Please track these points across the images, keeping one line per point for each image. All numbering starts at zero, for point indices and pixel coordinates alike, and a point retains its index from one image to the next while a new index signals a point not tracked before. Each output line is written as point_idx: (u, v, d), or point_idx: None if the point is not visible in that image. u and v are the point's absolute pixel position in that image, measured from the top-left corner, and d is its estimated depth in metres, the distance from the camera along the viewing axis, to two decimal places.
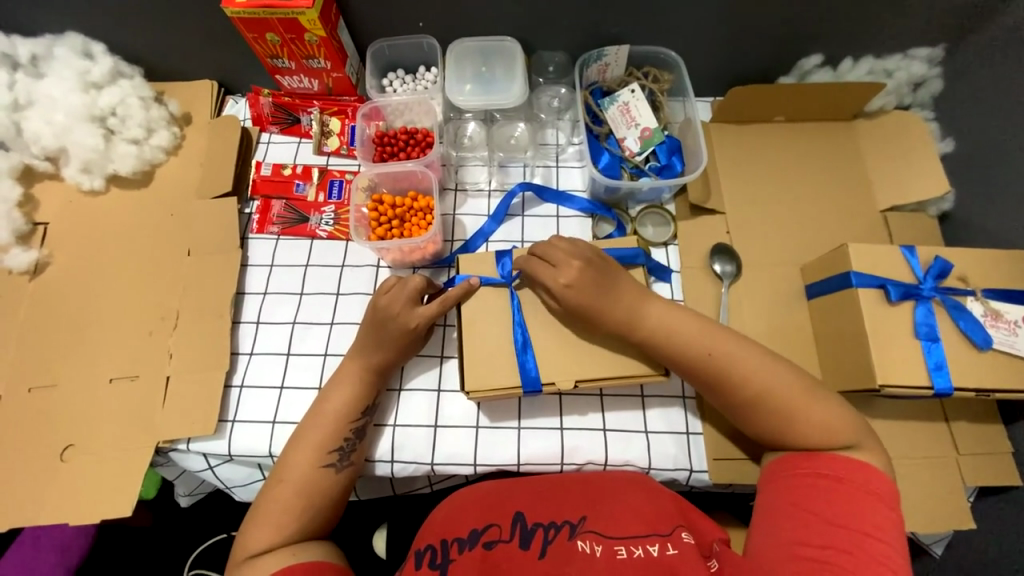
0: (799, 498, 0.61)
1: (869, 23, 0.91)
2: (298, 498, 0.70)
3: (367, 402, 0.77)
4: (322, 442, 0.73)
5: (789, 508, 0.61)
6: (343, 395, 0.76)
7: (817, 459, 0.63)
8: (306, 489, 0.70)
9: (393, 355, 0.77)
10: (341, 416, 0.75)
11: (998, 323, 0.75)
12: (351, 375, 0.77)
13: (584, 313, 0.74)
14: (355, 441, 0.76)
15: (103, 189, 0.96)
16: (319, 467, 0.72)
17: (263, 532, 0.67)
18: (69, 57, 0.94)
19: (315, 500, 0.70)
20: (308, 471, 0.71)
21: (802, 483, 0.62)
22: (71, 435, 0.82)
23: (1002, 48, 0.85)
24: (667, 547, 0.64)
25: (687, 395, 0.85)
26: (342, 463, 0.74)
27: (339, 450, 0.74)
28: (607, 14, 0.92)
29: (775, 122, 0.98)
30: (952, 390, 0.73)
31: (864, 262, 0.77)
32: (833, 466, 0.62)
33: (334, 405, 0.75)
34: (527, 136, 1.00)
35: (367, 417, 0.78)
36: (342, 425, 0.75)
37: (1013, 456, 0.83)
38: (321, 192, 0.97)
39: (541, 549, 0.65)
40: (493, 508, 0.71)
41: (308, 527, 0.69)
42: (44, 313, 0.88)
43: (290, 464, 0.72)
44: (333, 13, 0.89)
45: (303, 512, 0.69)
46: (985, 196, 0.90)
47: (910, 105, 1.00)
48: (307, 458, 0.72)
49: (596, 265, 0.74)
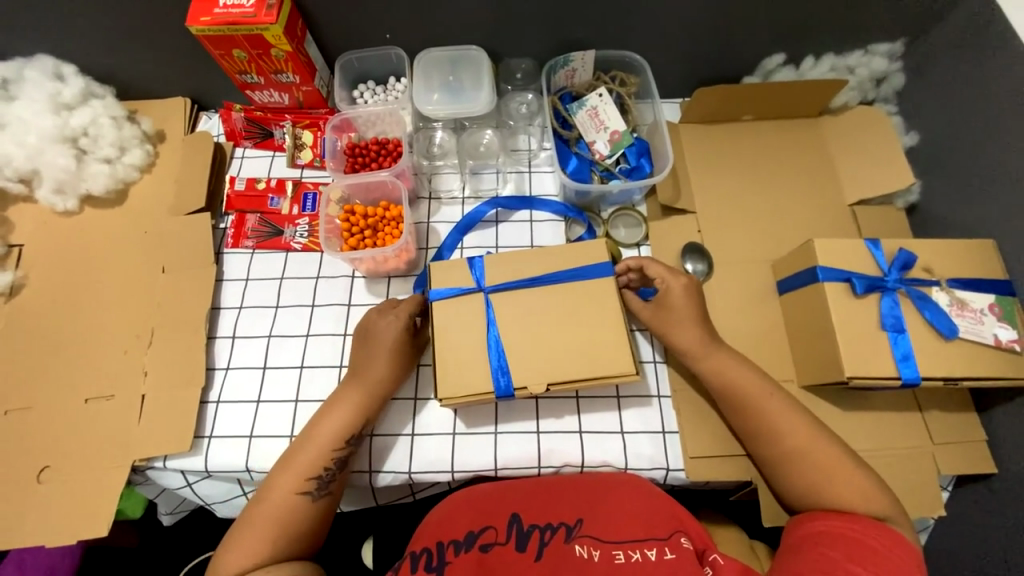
0: (824, 540, 0.62)
1: (828, 22, 0.93)
2: (274, 528, 0.69)
3: (354, 428, 0.76)
4: (303, 469, 0.73)
5: (814, 546, 0.63)
6: (332, 423, 0.76)
7: (846, 516, 0.64)
8: (282, 521, 0.70)
9: (382, 365, 0.78)
10: (324, 444, 0.74)
11: (964, 312, 0.76)
12: (348, 400, 0.77)
13: (682, 326, 0.79)
14: (335, 472, 0.75)
15: (77, 209, 0.96)
16: (297, 494, 0.72)
17: (241, 554, 0.67)
18: (39, 80, 0.94)
19: (291, 533, 0.70)
20: (287, 499, 0.71)
21: (832, 529, 0.63)
22: (48, 456, 0.81)
23: (959, 41, 0.87)
24: (665, 552, 0.66)
25: (662, 394, 0.86)
26: (319, 492, 0.73)
27: (317, 479, 0.73)
28: (570, 20, 0.93)
29: (743, 121, 1.00)
30: (920, 379, 0.74)
31: (830, 256, 0.78)
32: (859, 522, 0.63)
33: (322, 432, 0.75)
34: (497, 142, 1.01)
35: (353, 448, 0.76)
36: (325, 454, 0.74)
37: (987, 443, 0.84)
38: (295, 205, 0.98)
39: (537, 551, 0.67)
40: (489, 510, 0.73)
41: (281, 552, 0.68)
42: (19, 336, 0.88)
43: (269, 496, 0.71)
44: (299, 27, 0.90)
45: (275, 541, 0.68)
46: (949, 188, 0.91)
47: (873, 100, 1.02)
48: (285, 488, 0.72)
49: (683, 306, 0.79)
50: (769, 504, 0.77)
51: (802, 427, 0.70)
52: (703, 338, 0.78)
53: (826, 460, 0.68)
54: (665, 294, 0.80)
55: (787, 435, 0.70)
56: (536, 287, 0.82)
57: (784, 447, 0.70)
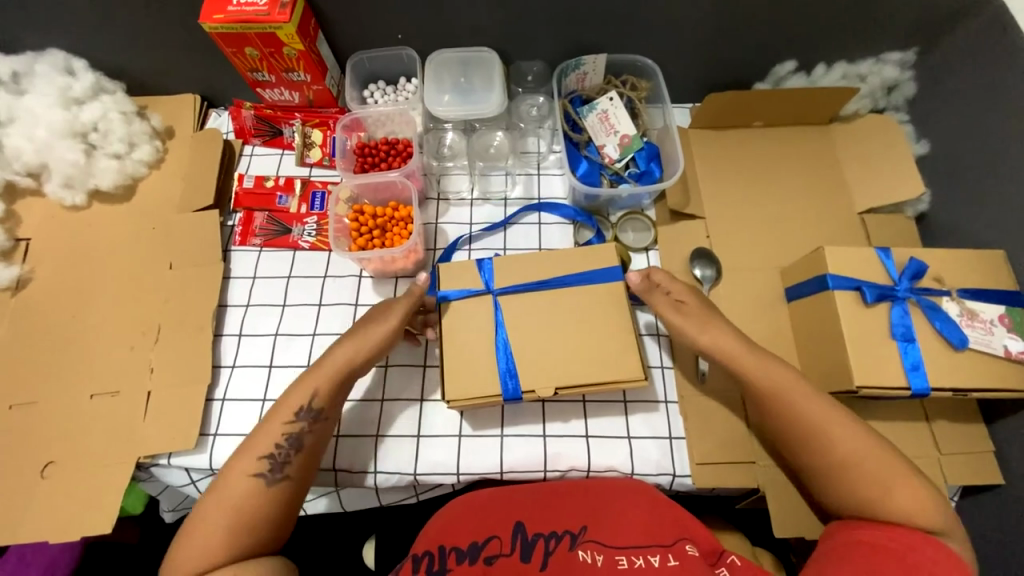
0: (862, 550, 0.58)
1: (841, 29, 0.92)
2: (227, 518, 0.64)
3: (302, 401, 0.72)
4: (255, 450, 0.68)
5: (847, 554, 0.59)
6: (289, 404, 0.72)
7: (888, 529, 0.59)
8: (235, 508, 0.65)
9: (341, 345, 0.75)
10: (272, 424, 0.70)
11: (974, 323, 0.76)
12: (303, 376, 0.74)
13: (703, 330, 0.76)
14: (291, 452, 0.70)
15: (85, 204, 0.96)
16: (250, 475, 0.67)
17: (195, 538, 0.63)
18: (51, 74, 0.94)
19: (249, 522, 0.65)
20: (237, 482, 0.66)
21: (873, 539, 0.59)
22: (52, 451, 0.81)
23: (972, 51, 0.87)
24: (668, 558, 0.65)
25: (669, 399, 0.85)
26: (274, 475, 0.68)
27: (270, 458, 0.68)
28: (582, 24, 0.93)
29: (753, 127, 0.99)
30: (929, 389, 0.73)
31: (840, 264, 0.78)
32: (901, 535, 0.58)
33: (277, 413, 0.71)
34: (507, 144, 1.01)
35: (307, 426, 0.71)
36: (273, 434, 0.70)
37: (994, 455, 0.84)
38: (304, 203, 0.98)
39: (541, 561, 0.66)
40: (491, 517, 0.72)
41: (242, 549, 0.63)
42: (25, 330, 0.88)
43: (221, 484, 0.67)
44: (312, 26, 0.90)
45: (234, 532, 0.63)
46: (959, 197, 0.91)
47: (884, 109, 1.02)
48: (236, 474, 0.67)
49: (696, 304, 0.78)
50: (777, 511, 0.77)
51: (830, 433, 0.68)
52: (740, 341, 0.74)
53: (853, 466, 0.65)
54: (682, 300, 0.79)
55: (836, 446, 0.65)
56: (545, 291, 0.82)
57: (831, 456, 0.65)
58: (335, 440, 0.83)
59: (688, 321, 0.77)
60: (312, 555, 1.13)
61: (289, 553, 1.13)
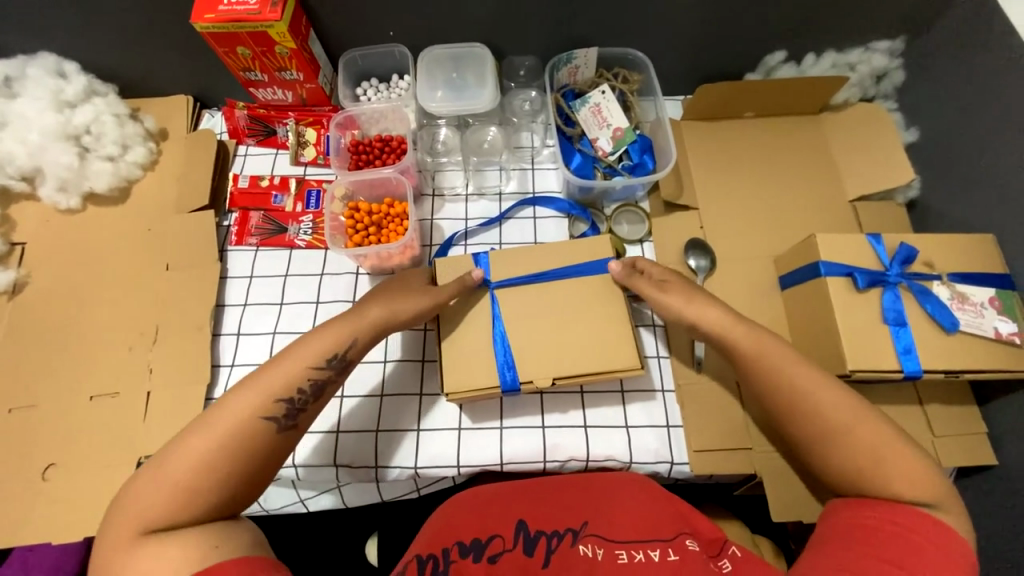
0: (863, 534, 0.58)
1: (830, 18, 0.93)
2: (224, 452, 0.59)
3: (335, 350, 0.69)
4: (273, 387, 0.64)
5: (849, 538, 0.58)
6: (314, 348, 0.68)
7: (888, 507, 0.59)
8: (232, 442, 0.60)
9: (376, 303, 0.74)
10: (298, 364, 0.66)
11: (965, 306, 0.77)
12: (338, 324, 0.71)
13: (688, 305, 0.76)
14: (307, 401, 0.66)
15: (80, 207, 0.96)
16: (263, 417, 0.62)
17: (182, 462, 0.58)
18: (42, 76, 0.94)
19: (241, 466, 0.60)
20: (245, 419, 0.61)
21: (873, 523, 0.59)
22: (53, 454, 0.82)
23: (960, 37, 0.88)
24: (668, 553, 0.66)
25: (665, 388, 0.86)
26: (287, 421, 0.64)
27: (287, 402, 0.64)
28: (573, 18, 0.94)
29: (744, 118, 1.00)
30: (922, 372, 0.74)
31: (832, 251, 0.79)
32: (902, 514, 0.58)
33: (303, 354, 0.67)
34: (501, 139, 1.02)
35: (329, 377, 0.68)
36: (298, 376, 0.66)
37: (987, 436, 0.85)
38: (299, 202, 0.98)
39: (544, 558, 0.66)
40: (493, 517, 0.72)
41: (224, 493, 0.58)
42: (24, 333, 0.88)
43: (227, 406, 0.62)
44: (303, 24, 0.90)
45: (227, 477, 0.59)
46: (949, 183, 0.92)
47: (873, 97, 1.03)
48: (248, 404, 0.62)
49: (677, 280, 0.79)
50: (774, 495, 0.78)
51: None
52: (725, 311, 0.75)
53: None
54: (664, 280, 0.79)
55: (822, 416, 0.66)
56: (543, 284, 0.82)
57: (824, 422, 0.66)
58: (335, 436, 0.84)
59: (671, 296, 0.77)
60: (315, 553, 1.14)
61: (292, 551, 1.13)
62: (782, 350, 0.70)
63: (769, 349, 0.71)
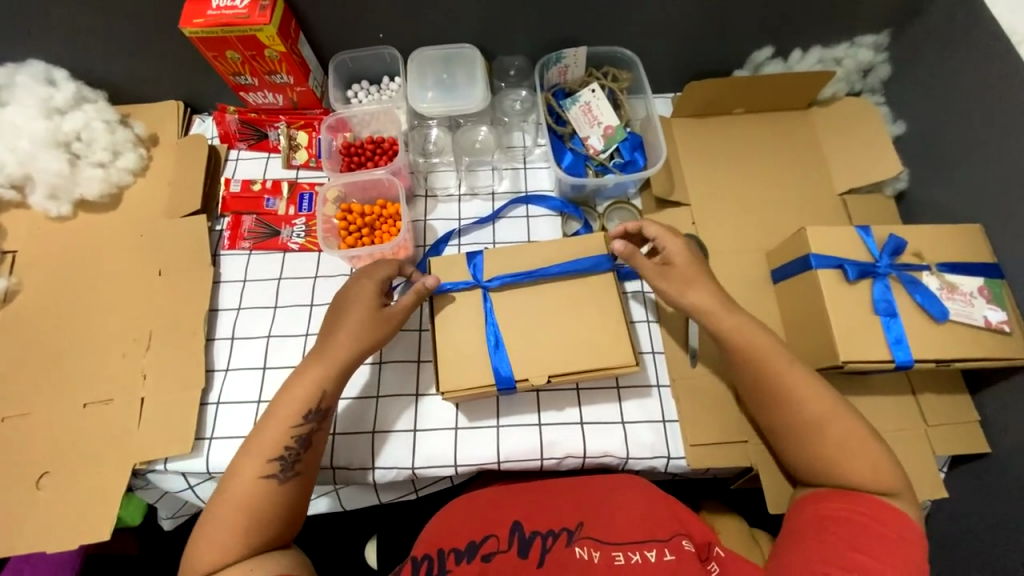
0: (829, 525, 0.63)
1: (814, 15, 0.94)
2: (241, 514, 0.65)
3: (312, 402, 0.71)
4: (263, 450, 0.68)
5: (820, 532, 0.63)
6: (291, 403, 0.71)
7: (849, 497, 0.64)
8: (247, 504, 0.66)
9: (339, 335, 0.73)
10: (281, 422, 0.70)
11: (954, 295, 0.78)
12: (308, 374, 0.72)
13: (685, 289, 0.75)
14: (300, 451, 0.70)
15: (71, 214, 0.96)
16: (262, 477, 0.67)
17: (212, 526, 0.65)
18: (30, 84, 0.93)
19: (261, 518, 0.66)
20: (250, 484, 0.67)
21: (837, 512, 0.63)
22: (47, 462, 0.81)
23: (942, 32, 0.89)
24: (664, 553, 0.66)
25: (661, 383, 0.87)
26: (285, 473, 0.69)
27: (280, 459, 0.69)
28: (562, 18, 0.94)
29: (733, 114, 1.01)
30: (913, 362, 0.75)
31: (822, 243, 0.79)
32: (863, 502, 0.63)
33: (282, 409, 0.71)
34: (493, 139, 1.02)
35: (313, 424, 0.71)
36: (282, 435, 0.69)
37: (980, 424, 0.85)
38: (291, 205, 0.98)
39: (539, 557, 0.67)
40: (492, 517, 0.73)
41: (257, 545, 0.65)
42: (16, 342, 0.88)
43: (233, 477, 0.68)
44: (292, 27, 0.90)
45: (249, 532, 0.65)
46: (935, 175, 0.93)
47: (860, 91, 1.04)
48: (247, 470, 0.67)
49: (685, 263, 0.77)
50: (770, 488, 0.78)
51: (828, 403, 0.68)
52: (720, 298, 0.74)
53: (849, 438, 0.66)
54: (669, 262, 0.78)
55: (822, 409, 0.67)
56: (539, 282, 0.82)
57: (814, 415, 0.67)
58: (331, 438, 0.84)
59: (672, 278, 0.77)
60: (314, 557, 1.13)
61: None
62: (775, 342, 0.71)
63: (760, 342, 0.71)
